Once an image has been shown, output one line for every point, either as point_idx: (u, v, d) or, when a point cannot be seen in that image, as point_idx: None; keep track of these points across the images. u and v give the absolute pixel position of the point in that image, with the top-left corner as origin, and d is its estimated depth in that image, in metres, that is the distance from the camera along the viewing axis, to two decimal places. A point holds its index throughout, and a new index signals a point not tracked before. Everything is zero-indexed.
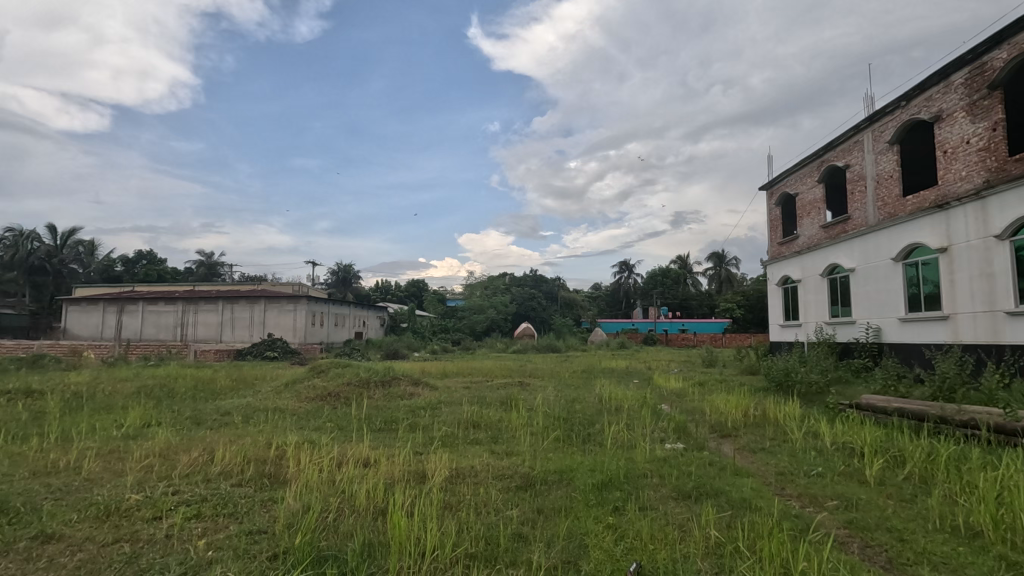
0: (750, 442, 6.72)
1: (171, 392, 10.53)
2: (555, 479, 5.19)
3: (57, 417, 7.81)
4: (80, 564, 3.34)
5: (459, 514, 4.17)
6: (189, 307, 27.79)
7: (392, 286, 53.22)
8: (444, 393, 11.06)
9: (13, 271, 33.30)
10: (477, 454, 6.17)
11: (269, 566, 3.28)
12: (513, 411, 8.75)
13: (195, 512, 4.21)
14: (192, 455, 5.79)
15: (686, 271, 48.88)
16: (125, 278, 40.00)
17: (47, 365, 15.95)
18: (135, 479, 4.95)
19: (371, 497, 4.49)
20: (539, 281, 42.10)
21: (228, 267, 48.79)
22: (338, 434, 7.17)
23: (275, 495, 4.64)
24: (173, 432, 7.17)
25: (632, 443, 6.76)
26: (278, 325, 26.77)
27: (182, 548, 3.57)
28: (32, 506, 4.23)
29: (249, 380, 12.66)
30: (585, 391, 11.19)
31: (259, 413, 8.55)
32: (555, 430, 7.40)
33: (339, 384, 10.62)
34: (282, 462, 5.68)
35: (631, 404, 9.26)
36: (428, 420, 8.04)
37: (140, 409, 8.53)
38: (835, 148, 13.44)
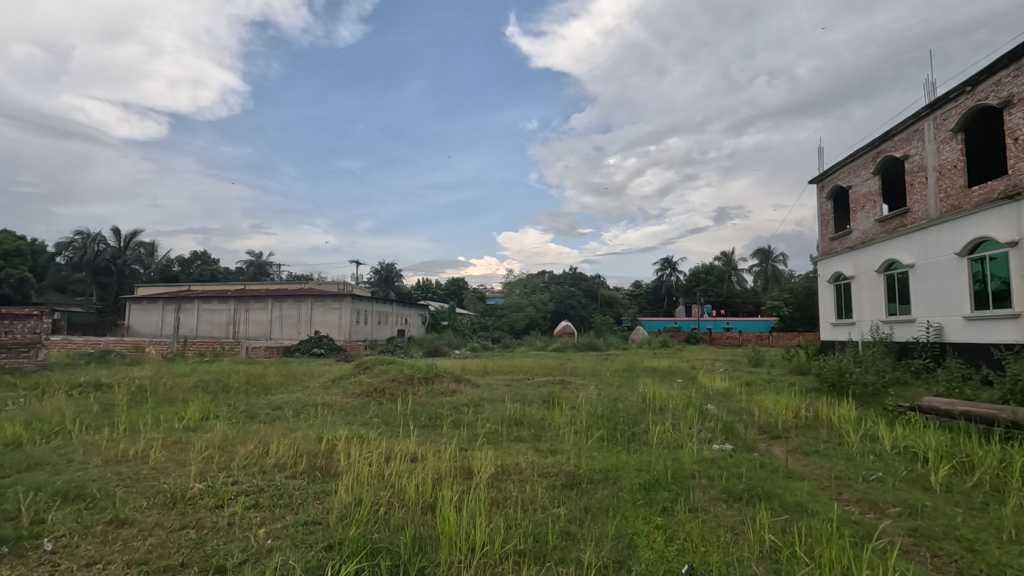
0: (802, 444, 6.49)
1: (226, 387, 11.02)
2: (601, 478, 5.16)
3: (124, 409, 8.28)
4: (151, 548, 3.53)
5: (507, 511, 4.20)
6: (240, 305, 28.94)
7: (432, 284, 53.99)
8: (487, 390, 11.18)
9: (81, 272, 35.33)
10: (521, 452, 6.19)
11: (325, 556, 3.38)
12: (556, 409, 8.72)
13: (254, 502, 4.39)
14: (249, 447, 6.04)
15: (730, 268, 47.78)
16: (181, 278, 42.13)
17: (112, 360, 16.92)
18: (197, 469, 5.20)
19: (419, 490, 4.58)
20: (579, 279, 41.83)
21: (276, 267, 50.57)
22: (385, 429, 7.35)
23: (327, 488, 4.78)
24: (229, 424, 7.48)
25: (678, 443, 6.65)
26: (324, 323, 27.56)
27: (244, 536, 3.73)
28: (106, 492, 4.52)
29: (297, 376, 13.10)
30: (628, 390, 11.07)
31: (308, 408, 8.83)
32: (598, 429, 7.34)
33: (385, 380, 10.87)
34: (333, 455, 5.85)
35: (676, 404, 9.09)
36: (470, 417, 8.12)
37: (199, 402, 8.97)
38: (892, 138, 12.82)
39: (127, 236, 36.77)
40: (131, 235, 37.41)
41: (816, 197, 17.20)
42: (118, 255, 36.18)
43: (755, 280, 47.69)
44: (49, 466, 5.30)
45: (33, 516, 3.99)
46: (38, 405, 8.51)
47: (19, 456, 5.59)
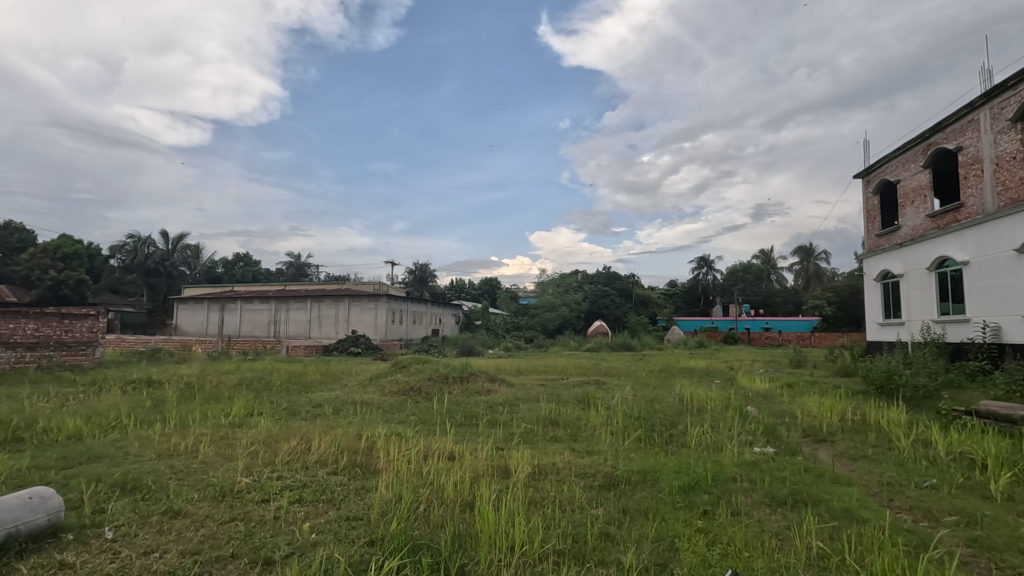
0: (849, 449, 6.26)
1: (269, 385, 11.35)
2: (639, 480, 5.10)
3: (174, 405, 8.64)
4: (203, 538, 3.67)
5: (545, 510, 4.21)
6: (281, 305, 29.77)
7: (465, 284, 54.41)
8: (521, 389, 11.20)
9: (132, 273, 36.97)
10: (558, 452, 6.18)
11: (368, 552, 3.45)
12: (591, 410, 8.66)
13: (298, 497, 4.52)
14: (291, 443, 6.22)
15: (769, 267, 46.56)
16: (225, 279, 43.70)
17: (162, 358, 17.69)
18: (244, 464, 5.39)
19: (458, 489, 4.62)
20: (613, 279, 41.44)
21: (315, 268, 51.88)
22: (422, 427, 7.44)
23: (367, 484, 4.88)
24: (272, 421, 7.72)
25: (718, 445, 6.52)
26: (361, 323, 28.13)
27: (289, 530, 3.83)
28: (160, 484, 4.73)
29: (336, 374, 13.40)
30: (664, 391, 10.94)
31: (347, 405, 9.02)
32: (635, 430, 7.26)
33: (421, 379, 11.02)
34: (372, 453, 5.96)
35: (714, 406, 8.89)
36: (506, 417, 8.13)
37: (244, 399, 9.27)
38: (944, 129, 12.24)
39: (174, 239, 38.25)
40: (178, 238, 38.89)
41: (861, 192, 16.57)
42: (166, 257, 37.71)
43: (795, 279, 46.27)
44: (107, 458, 5.58)
45: (95, 505, 4.20)
46: (96, 400, 8.97)
47: (80, 448, 5.90)
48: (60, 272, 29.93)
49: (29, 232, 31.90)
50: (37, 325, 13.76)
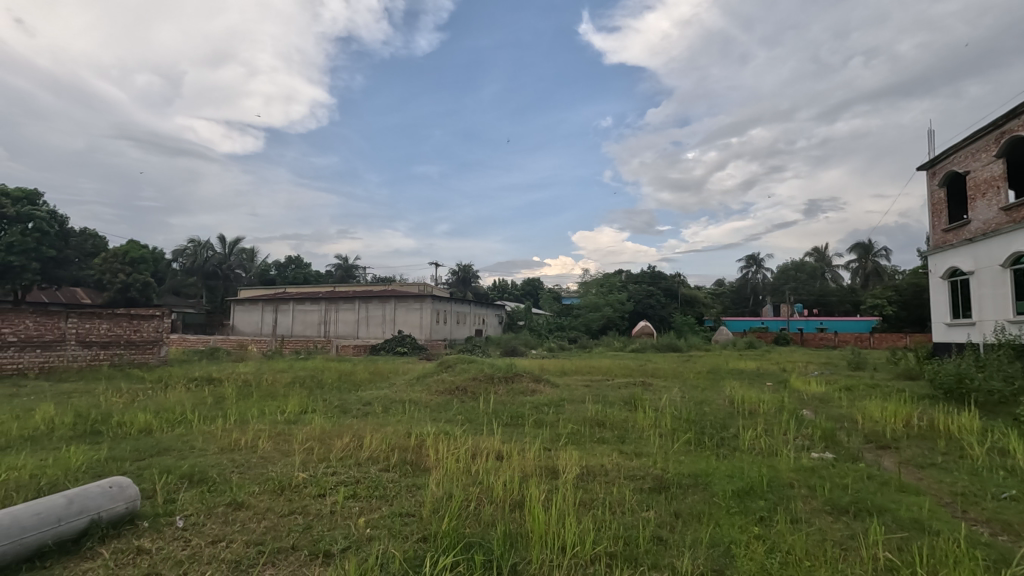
0: (916, 456, 5.94)
1: (321, 383, 11.72)
2: (691, 484, 4.98)
3: (234, 402, 9.06)
4: (266, 530, 3.83)
5: (594, 512, 4.18)
6: (331, 306, 30.69)
7: (508, 284, 54.63)
8: (566, 390, 11.13)
9: (193, 276, 38.91)
10: (605, 454, 6.12)
11: (421, 548, 3.51)
12: (638, 412, 8.51)
13: (352, 492, 4.65)
14: (345, 440, 6.41)
15: (824, 264, 44.58)
16: (278, 280, 45.46)
17: (221, 357, 18.54)
18: (300, 459, 5.59)
19: (507, 488, 4.65)
20: (658, 278, 40.69)
21: (362, 270, 53.27)
22: (469, 427, 7.51)
23: (418, 482, 4.97)
24: (326, 418, 7.98)
25: (773, 449, 6.29)
26: (407, 323, 28.70)
27: (345, 524, 3.95)
28: (225, 477, 4.97)
29: (384, 373, 13.70)
30: (714, 393, 10.66)
31: (396, 404, 9.19)
32: (684, 433, 7.10)
33: (466, 379, 11.12)
34: (422, 451, 6.06)
35: (767, 409, 8.60)
36: (552, 417, 8.12)
37: (298, 397, 9.60)
38: (1019, 116, 11.44)
39: (231, 242, 39.98)
40: (234, 242, 40.65)
41: (925, 184, 15.67)
42: (224, 261, 39.51)
43: (853, 277, 44.07)
44: (175, 451, 5.89)
45: (166, 496, 4.45)
46: (163, 396, 9.49)
47: (151, 441, 6.26)
48: (129, 276, 31.81)
49: (100, 238, 34.03)
50: (110, 326, 14.66)
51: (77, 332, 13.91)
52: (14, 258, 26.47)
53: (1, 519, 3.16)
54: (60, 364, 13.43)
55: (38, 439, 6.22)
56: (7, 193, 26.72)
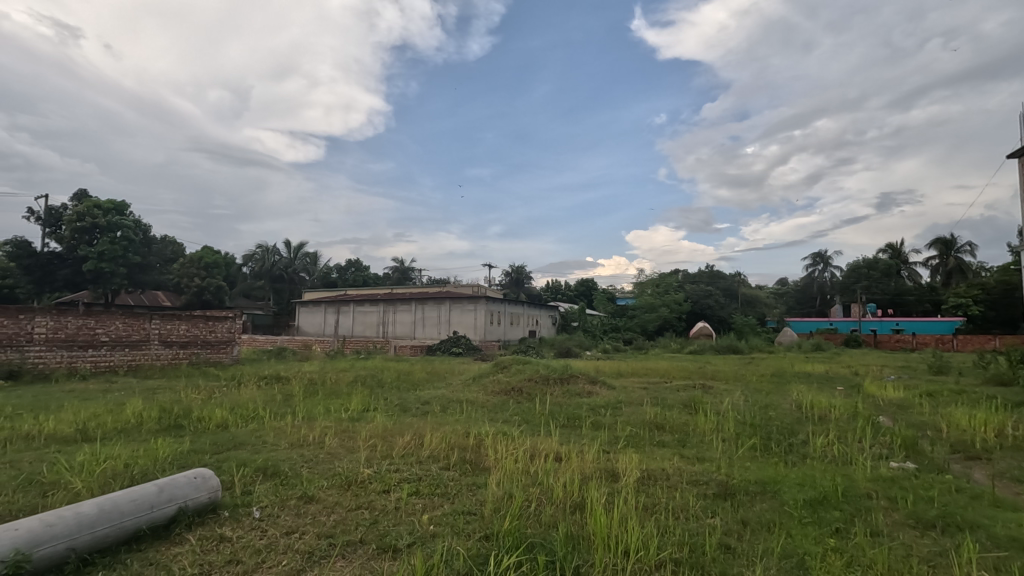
0: (1011, 468, 5.47)
1: (381, 382, 12.07)
2: (758, 491, 4.79)
3: (301, 400, 9.49)
4: (335, 523, 3.98)
5: (656, 516, 4.09)
6: (389, 308, 31.56)
7: (562, 285, 54.39)
8: (623, 392, 10.96)
9: (261, 279, 40.99)
10: (666, 458, 5.98)
11: (484, 547, 3.54)
12: (698, 415, 8.26)
13: (415, 489, 4.76)
14: (406, 438, 6.56)
15: (900, 262, 41.82)
16: (339, 283, 47.20)
17: (287, 356, 19.44)
18: (365, 456, 5.78)
19: (567, 489, 4.63)
20: (717, 278, 39.44)
21: (418, 272, 54.50)
22: (526, 428, 7.51)
23: (478, 481, 5.02)
24: (387, 416, 8.22)
25: (847, 458, 5.95)
26: (462, 324, 29.15)
27: (410, 520, 4.05)
28: (295, 471, 5.20)
29: (441, 373, 13.95)
30: (779, 396, 10.22)
31: (453, 404, 9.33)
32: (749, 437, 6.84)
33: (522, 380, 11.17)
34: (481, 450, 6.14)
35: (840, 415, 8.13)
36: (610, 420, 8.02)
37: (360, 395, 9.93)
38: None
39: (295, 247, 41.80)
40: (299, 246, 42.48)
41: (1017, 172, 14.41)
42: (289, 264, 41.40)
43: (932, 275, 41.11)
44: (249, 446, 6.22)
45: (244, 487, 4.70)
46: (238, 393, 10.05)
47: (227, 435, 6.64)
48: (204, 280, 33.83)
49: (179, 245, 36.45)
50: (188, 326, 15.65)
51: (160, 332, 14.93)
52: (104, 264, 28.71)
53: (103, 504, 3.45)
54: (145, 362, 14.46)
55: (130, 431, 6.73)
56: (98, 204, 29.06)
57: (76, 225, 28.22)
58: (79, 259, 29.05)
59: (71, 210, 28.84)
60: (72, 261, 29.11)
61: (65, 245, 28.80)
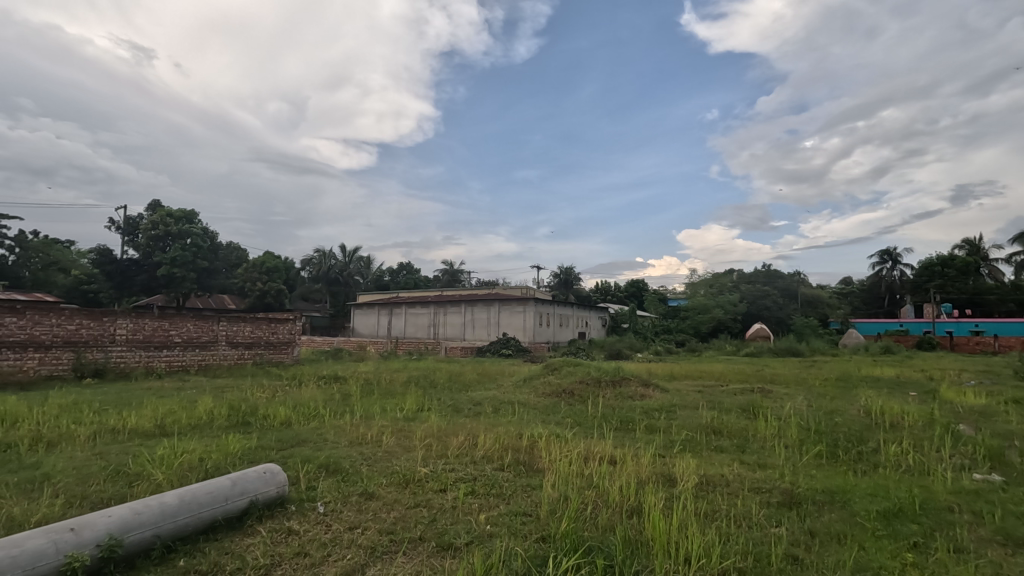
0: None
1: (433, 383, 12.30)
2: (826, 501, 4.57)
3: (359, 399, 9.81)
4: (395, 520, 4.08)
5: (717, 524, 3.98)
6: (440, 309, 32.09)
7: (612, 287, 53.69)
8: (677, 395, 10.71)
9: (318, 283, 42.55)
10: (725, 463, 5.80)
11: (542, 548, 3.54)
12: (758, 420, 7.97)
13: (471, 489, 4.82)
14: (460, 438, 6.65)
15: (979, 259, 38.99)
16: (391, 286, 48.41)
17: (343, 357, 20.10)
18: (421, 455, 5.90)
19: (623, 493, 4.58)
20: (774, 277, 37.95)
21: (467, 275, 55.12)
22: (580, 430, 7.46)
23: (533, 482, 5.04)
24: (440, 416, 8.36)
25: (923, 468, 5.60)
26: (511, 325, 29.29)
27: (467, 519, 4.11)
28: (355, 468, 5.37)
29: (492, 375, 14.06)
30: (845, 402, 9.71)
31: (505, 405, 9.40)
32: (813, 444, 6.54)
33: (573, 382, 11.10)
34: (534, 452, 6.15)
35: (914, 422, 7.65)
36: (665, 423, 7.86)
37: (414, 396, 10.15)
38: None
39: (350, 251, 43.15)
40: (353, 251, 43.80)
41: None
42: (345, 268, 42.76)
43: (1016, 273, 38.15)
44: (312, 443, 6.48)
45: (308, 483, 4.90)
46: (299, 392, 10.48)
47: (291, 432, 6.94)
48: (265, 283, 35.45)
49: (242, 251, 38.35)
50: (253, 328, 16.46)
51: (227, 334, 15.75)
52: (176, 269, 30.58)
53: (183, 495, 3.68)
54: (214, 362, 15.29)
55: (203, 427, 7.14)
56: (170, 214, 31.09)
57: (151, 234, 30.22)
58: (154, 265, 31.10)
59: (147, 219, 30.95)
60: (148, 267, 31.19)
61: (141, 252, 30.88)
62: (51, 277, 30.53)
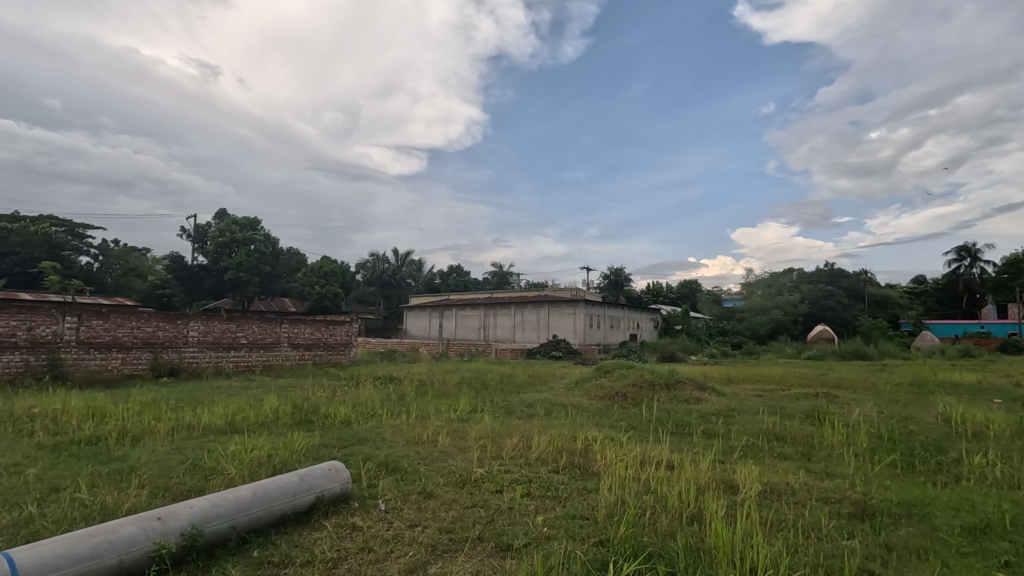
0: None
1: (485, 385, 12.42)
2: (903, 514, 4.31)
3: (414, 399, 10.03)
4: (453, 519, 4.15)
5: (784, 534, 3.83)
6: (489, 311, 32.36)
7: (663, 287, 52.60)
8: (735, 400, 10.38)
9: (373, 286, 43.80)
10: (789, 471, 5.57)
11: (600, 552, 3.52)
12: (824, 426, 7.61)
13: (527, 490, 4.84)
14: (514, 440, 6.68)
15: None
16: (442, 288, 49.23)
17: (397, 358, 20.60)
18: (477, 455, 5.98)
19: (683, 499, 4.48)
20: (838, 277, 36.12)
21: (516, 276, 55.33)
22: (634, 434, 7.34)
23: (589, 485, 5.01)
24: (493, 418, 8.43)
25: (1011, 481, 5.19)
26: (561, 327, 29.20)
27: (524, 520, 4.12)
28: (413, 467, 5.50)
29: (542, 377, 14.05)
30: (919, 409, 9.13)
31: (558, 407, 9.38)
32: (886, 454, 6.18)
33: (626, 385, 10.94)
34: (589, 455, 6.11)
35: (1000, 432, 7.09)
36: (723, 428, 7.62)
37: (467, 397, 10.27)
38: None
39: (402, 255, 44.17)
40: (405, 254, 44.81)
41: None
42: (397, 271, 43.79)
43: None
44: (371, 442, 6.68)
45: (369, 481, 5.05)
46: (357, 392, 10.83)
47: (351, 431, 7.17)
48: (323, 287, 36.79)
49: (301, 256, 39.98)
50: (312, 330, 17.10)
51: (289, 335, 16.45)
52: (242, 274, 32.25)
53: (256, 489, 3.87)
54: (277, 362, 16.00)
55: (270, 424, 7.49)
56: (236, 221, 32.82)
57: (219, 241, 31.99)
58: (221, 270, 32.91)
59: (215, 227, 32.79)
60: (216, 272, 33.02)
61: (210, 258, 32.73)
62: (130, 282, 32.83)
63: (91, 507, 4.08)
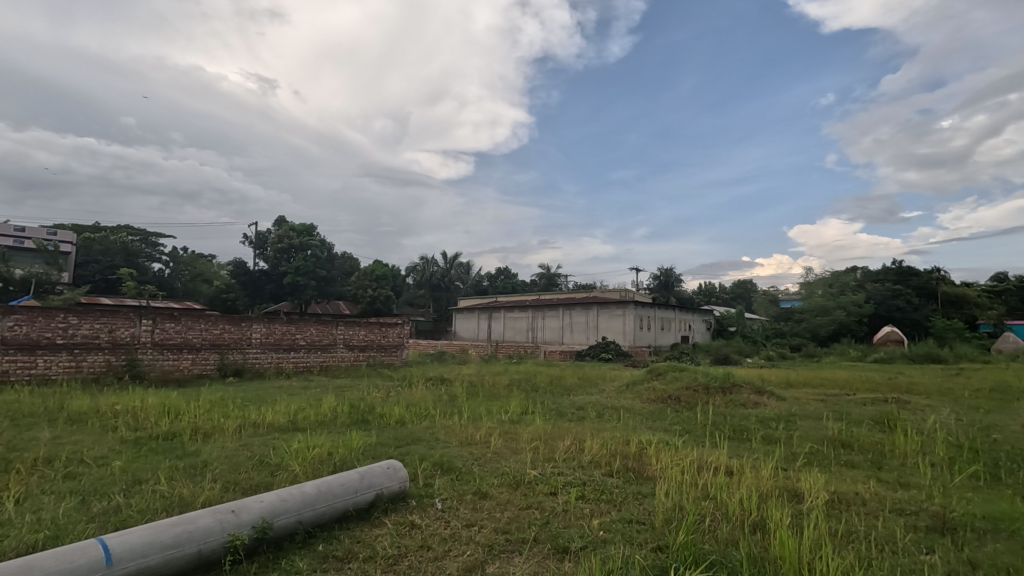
0: None
1: (535, 387, 12.43)
2: (988, 529, 4.02)
3: (465, 400, 10.16)
4: (509, 520, 4.17)
5: (855, 546, 3.65)
6: (537, 313, 32.33)
7: (716, 288, 51.08)
8: (796, 404, 9.96)
9: (423, 288, 44.63)
10: (858, 480, 5.29)
11: (659, 558, 3.47)
12: (895, 433, 7.18)
13: (582, 493, 4.81)
14: (566, 442, 6.66)
15: None
16: (491, 290, 49.61)
17: (447, 360, 20.91)
18: (529, 457, 5.99)
19: (745, 506, 4.33)
20: (908, 275, 34.03)
21: (564, 278, 55.07)
22: (690, 438, 7.16)
23: (645, 489, 4.93)
24: (544, 420, 8.42)
25: None
26: (610, 329, 28.85)
27: (579, 523, 4.10)
28: (467, 468, 5.56)
29: (593, 379, 13.93)
30: (1002, 416, 8.50)
31: (609, 410, 9.27)
32: (967, 464, 5.77)
33: (679, 388, 10.68)
34: (644, 458, 6.00)
35: None
36: (784, 433, 7.32)
37: (517, 399, 10.30)
38: None
39: (451, 257, 44.78)
40: (454, 257, 45.41)
41: None
42: (446, 274, 44.44)
43: None
44: (425, 441, 6.81)
45: (425, 480, 5.15)
46: (410, 393, 11.08)
47: (406, 431, 7.33)
48: (375, 290, 37.79)
49: (354, 260, 41.22)
50: (366, 332, 17.61)
51: (344, 337, 17.01)
52: (299, 278, 33.57)
53: (320, 486, 4.02)
54: (333, 363, 16.57)
55: (328, 423, 7.78)
56: (293, 228, 34.27)
57: (278, 246, 33.47)
58: (280, 275, 34.36)
59: (274, 234, 34.32)
60: (276, 276, 34.52)
61: (270, 264, 34.23)
62: (197, 287, 34.77)
63: (170, 498, 4.36)
